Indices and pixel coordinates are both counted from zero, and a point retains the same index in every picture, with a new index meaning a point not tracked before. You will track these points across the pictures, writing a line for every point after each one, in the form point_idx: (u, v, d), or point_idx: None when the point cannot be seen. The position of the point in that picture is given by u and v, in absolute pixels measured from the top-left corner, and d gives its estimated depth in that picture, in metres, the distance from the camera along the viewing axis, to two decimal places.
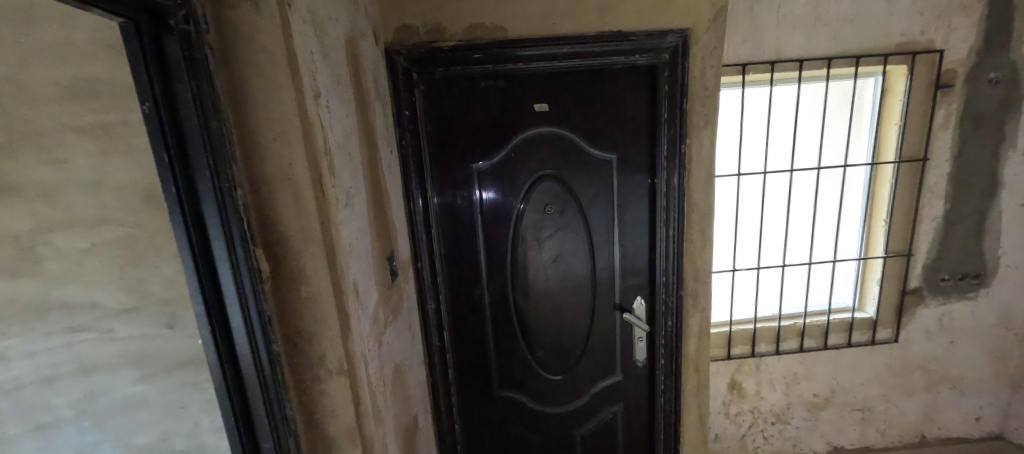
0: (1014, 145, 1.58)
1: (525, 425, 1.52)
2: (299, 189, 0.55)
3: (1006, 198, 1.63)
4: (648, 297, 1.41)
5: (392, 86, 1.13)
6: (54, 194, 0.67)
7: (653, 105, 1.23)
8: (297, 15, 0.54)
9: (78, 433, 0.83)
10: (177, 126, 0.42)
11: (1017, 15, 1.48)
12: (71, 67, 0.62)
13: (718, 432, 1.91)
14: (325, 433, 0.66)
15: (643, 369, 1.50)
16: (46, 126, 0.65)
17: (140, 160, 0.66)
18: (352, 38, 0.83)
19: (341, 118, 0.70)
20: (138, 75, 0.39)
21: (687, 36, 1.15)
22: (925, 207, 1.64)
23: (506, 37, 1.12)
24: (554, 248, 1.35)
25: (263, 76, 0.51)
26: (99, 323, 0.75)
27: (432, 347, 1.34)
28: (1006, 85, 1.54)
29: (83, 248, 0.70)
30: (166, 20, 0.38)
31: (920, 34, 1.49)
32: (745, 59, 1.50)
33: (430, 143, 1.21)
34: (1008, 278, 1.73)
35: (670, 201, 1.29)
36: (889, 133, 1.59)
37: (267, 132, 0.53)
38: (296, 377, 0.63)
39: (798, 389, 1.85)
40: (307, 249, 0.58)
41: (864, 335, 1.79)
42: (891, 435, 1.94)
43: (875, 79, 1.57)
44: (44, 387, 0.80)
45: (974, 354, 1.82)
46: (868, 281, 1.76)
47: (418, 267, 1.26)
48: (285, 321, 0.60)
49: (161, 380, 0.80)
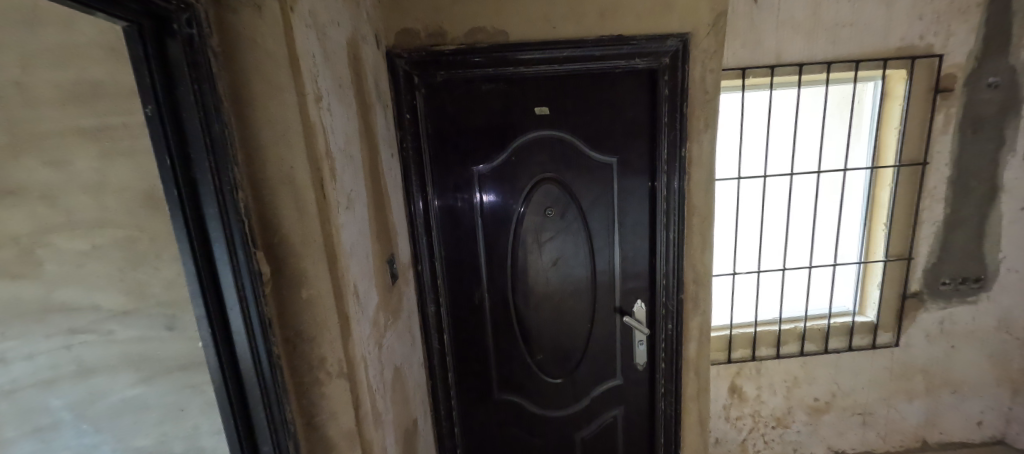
0: (1013, 149, 1.58)
1: (525, 428, 1.51)
2: (300, 192, 0.56)
3: (1006, 202, 1.64)
4: (648, 300, 1.41)
5: (393, 88, 1.13)
6: (55, 196, 0.67)
7: (653, 109, 1.23)
8: (299, 19, 0.54)
9: (77, 435, 0.83)
10: (180, 128, 0.42)
11: (1016, 20, 1.49)
12: (73, 69, 0.63)
13: (718, 436, 1.90)
14: (324, 436, 0.66)
15: (643, 372, 1.50)
16: (47, 128, 0.65)
17: (141, 163, 0.66)
18: (354, 41, 0.83)
19: (343, 121, 0.70)
20: (142, 78, 0.39)
21: (686, 40, 1.16)
22: (925, 211, 1.65)
23: (507, 41, 1.12)
24: (554, 251, 1.35)
25: (264, 79, 0.51)
26: (99, 324, 0.75)
27: (432, 350, 1.34)
28: (1005, 90, 1.54)
29: (83, 249, 0.70)
30: (169, 23, 0.39)
31: (919, 38, 1.50)
32: (745, 63, 1.50)
33: (431, 146, 1.22)
34: (1008, 282, 1.73)
35: (670, 205, 1.29)
36: (889, 137, 1.59)
37: (269, 134, 0.53)
38: (296, 379, 0.63)
39: (799, 393, 1.85)
40: (308, 252, 0.58)
41: (864, 339, 1.79)
42: (891, 439, 1.93)
43: (874, 83, 1.58)
44: (43, 388, 0.79)
45: (975, 358, 1.82)
46: (868, 285, 1.76)
47: (419, 269, 1.26)
48: (285, 323, 0.60)
49: (160, 383, 0.80)
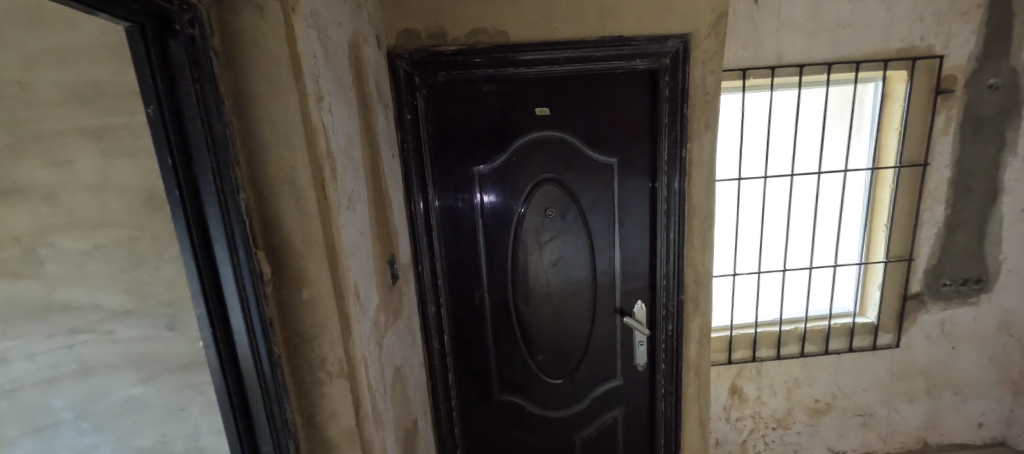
0: (1014, 151, 1.58)
1: (525, 429, 1.51)
2: (301, 192, 0.56)
3: (1007, 204, 1.63)
4: (649, 301, 1.41)
5: (394, 89, 1.13)
6: (57, 196, 0.68)
7: (654, 110, 1.24)
8: (300, 19, 0.54)
9: (78, 435, 0.83)
10: (182, 128, 0.42)
11: (1016, 22, 1.49)
12: (76, 70, 0.63)
13: (718, 437, 1.90)
14: (324, 436, 0.66)
15: (644, 373, 1.50)
16: (48, 128, 0.65)
17: (143, 163, 0.67)
18: (355, 42, 0.83)
19: (344, 122, 0.71)
20: (144, 79, 0.39)
21: (687, 41, 1.16)
22: (926, 213, 1.64)
23: (508, 42, 1.13)
24: (555, 252, 1.35)
25: (265, 79, 0.52)
26: (100, 324, 0.75)
27: (432, 350, 1.34)
28: (1005, 91, 1.54)
29: (84, 249, 0.70)
30: (171, 24, 0.39)
31: (919, 40, 1.50)
32: (745, 64, 1.50)
33: (431, 146, 1.22)
34: (1009, 284, 1.72)
35: (670, 206, 1.29)
36: (890, 138, 1.59)
37: (270, 134, 0.53)
38: (296, 379, 0.63)
39: (799, 394, 1.84)
40: (309, 252, 0.58)
41: (865, 340, 1.79)
42: (892, 440, 1.93)
43: (875, 84, 1.58)
44: (44, 388, 0.79)
45: (976, 360, 1.82)
46: (868, 286, 1.76)
47: (419, 270, 1.26)
48: (286, 323, 0.60)
49: (161, 383, 0.80)
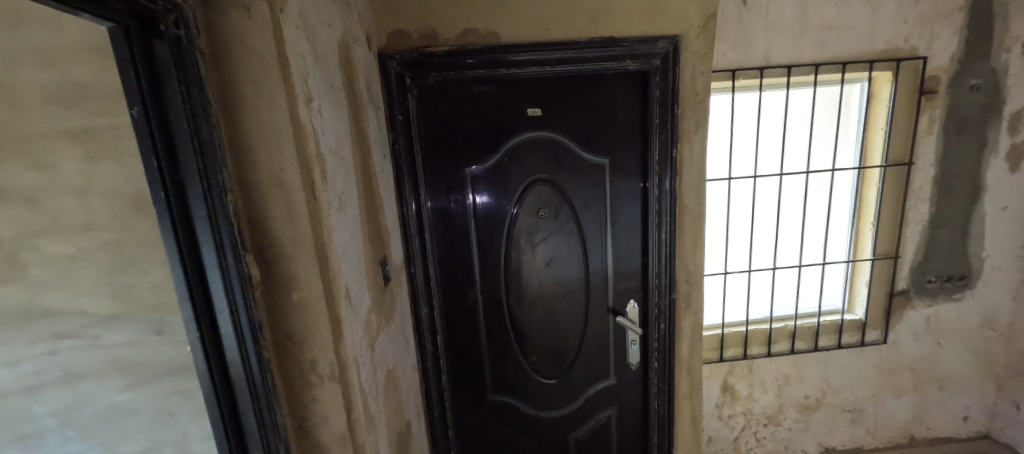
0: (995, 150, 1.62)
1: (520, 430, 1.51)
2: (291, 194, 0.55)
3: (989, 202, 1.67)
4: (641, 300, 1.42)
5: (385, 91, 1.13)
6: (40, 199, 0.66)
7: (645, 109, 1.25)
8: (289, 19, 0.54)
9: (62, 442, 0.82)
10: (167, 128, 0.41)
11: (996, 23, 1.52)
12: (60, 70, 0.62)
13: (712, 434, 1.91)
14: (316, 440, 0.65)
15: (637, 372, 1.51)
16: (28, 129, 0.63)
17: (129, 165, 0.66)
18: (345, 44, 0.83)
19: (334, 123, 0.71)
20: (128, 80, 0.39)
21: (678, 43, 1.17)
22: (910, 211, 1.68)
23: (499, 43, 1.13)
24: (548, 252, 1.35)
25: (254, 83, 0.51)
26: (86, 330, 0.73)
27: (425, 351, 1.33)
28: (987, 91, 1.58)
29: (69, 253, 0.69)
30: (156, 25, 0.39)
31: (904, 41, 1.53)
32: (734, 66, 1.52)
33: (424, 147, 1.22)
34: (992, 280, 1.77)
35: (662, 205, 1.30)
36: (875, 137, 1.62)
37: (258, 136, 0.53)
38: (287, 383, 0.62)
39: (789, 390, 1.87)
40: (298, 255, 0.58)
41: (853, 337, 1.82)
42: (881, 435, 1.96)
43: (861, 84, 1.61)
44: (27, 396, 0.78)
45: (960, 354, 1.86)
46: (856, 283, 1.79)
47: (412, 271, 1.26)
48: (275, 326, 0.60)
49: (150, 388, 0.79)
